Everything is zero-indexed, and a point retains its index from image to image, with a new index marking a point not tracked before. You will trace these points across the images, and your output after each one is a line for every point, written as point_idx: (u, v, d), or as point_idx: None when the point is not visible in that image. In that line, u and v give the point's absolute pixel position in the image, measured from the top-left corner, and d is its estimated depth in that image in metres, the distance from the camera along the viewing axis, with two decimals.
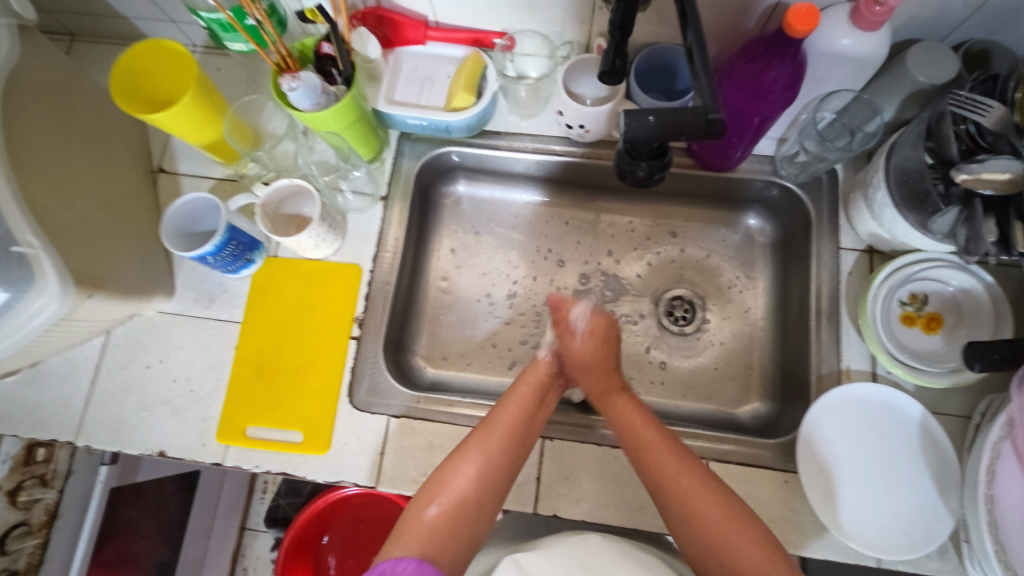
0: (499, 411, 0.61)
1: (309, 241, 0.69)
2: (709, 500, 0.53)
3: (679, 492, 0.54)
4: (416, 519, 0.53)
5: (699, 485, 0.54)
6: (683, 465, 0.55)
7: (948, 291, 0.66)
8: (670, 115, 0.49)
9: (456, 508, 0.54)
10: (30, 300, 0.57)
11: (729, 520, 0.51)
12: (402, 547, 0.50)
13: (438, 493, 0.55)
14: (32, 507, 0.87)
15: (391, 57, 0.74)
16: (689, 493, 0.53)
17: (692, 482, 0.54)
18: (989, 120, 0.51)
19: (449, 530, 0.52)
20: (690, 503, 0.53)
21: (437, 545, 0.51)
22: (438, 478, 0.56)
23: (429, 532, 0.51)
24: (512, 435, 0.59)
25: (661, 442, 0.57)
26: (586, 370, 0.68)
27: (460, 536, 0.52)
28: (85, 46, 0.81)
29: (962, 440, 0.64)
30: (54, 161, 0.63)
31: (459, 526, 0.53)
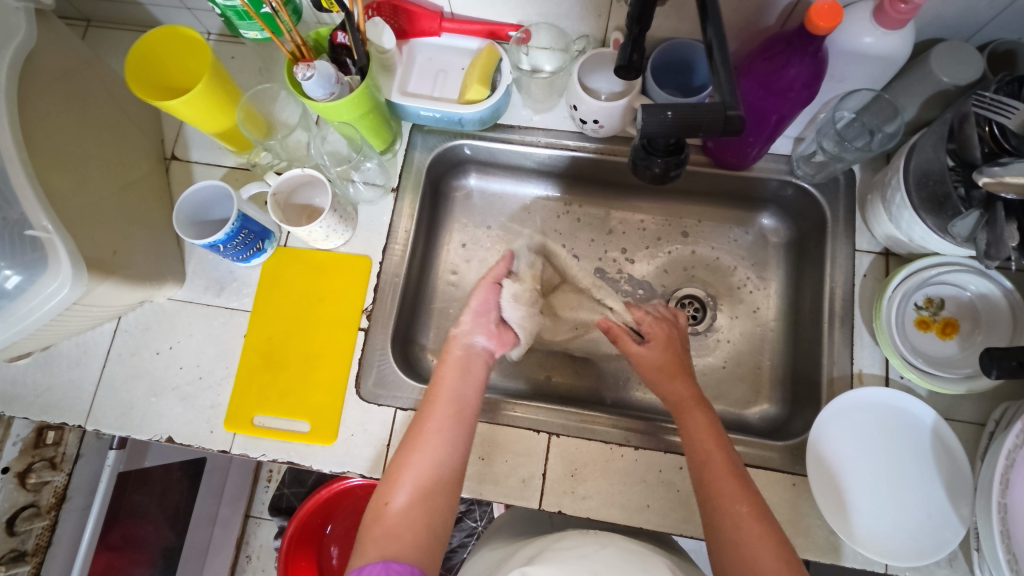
0: (434, 393, 0.61)
1: (319, 231, 0.69)
2: (755, 529, 0.51)
3: (728, 520, 0.52)
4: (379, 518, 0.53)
5: (755, 520, 0.51)
6: (743, 498, 0.52)
7: (965, 296, 0.65)
8: (688, 111, 0.48)
9: (415, 495, 0.54)
10: (43, 284, 0.57)
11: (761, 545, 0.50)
12: (367, 553, 0.50)
13: (394, 487, 0.55)
14: (42, 489, 0.87)
15: (404, 47, 0.74)
16: (738, 526, 0.51)
17: (748, 518, 0.51)
18: (1014, 121, 0.49)
19: (412, 518, 0.52)
20: (736, 538, 0.51)
21: (399, 540, 0.51)
22: (392, 471, 0.56)
23: (389, 529, 0.51)
24: (452, 414, 0.59)
25: (724, 469, 0.54)
26: (658, 375, 0.66)
27: (421, 528, 0.52)
28: (100, 32, 0.81)
29: (976, 448, 0.63)
30: (69, 146, 0.63)
31: (423, 510, 0.53)
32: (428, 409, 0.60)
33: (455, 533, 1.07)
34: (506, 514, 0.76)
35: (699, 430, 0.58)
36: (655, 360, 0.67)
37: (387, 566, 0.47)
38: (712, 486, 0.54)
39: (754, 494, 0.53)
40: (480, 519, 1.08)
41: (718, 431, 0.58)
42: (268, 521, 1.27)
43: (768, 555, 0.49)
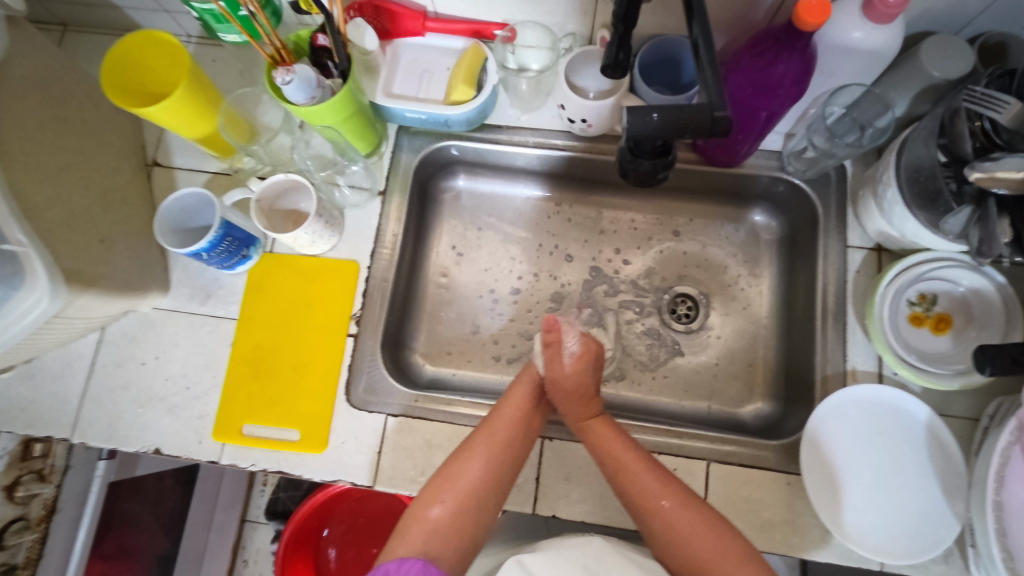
0: (501, 409, 0.61)
1: (305, 237, 0.68)
2: (694, 524, 0.53)
3: (661, 521, 0.54)
4: (422, 516, 0.53)
5: (683, 516, 0.54)
6: (664, 491, 0.55)
7: (958, 291, 0.64)
8: (674, 112, 0.47)
9: (462, 502, 0.54)
10: (19, 299, 0.56)
11: (701, 540, 0.53)
12: (408, 547, 0.51)
13: (443, 490, 0.55)
14: (30, 502, 0.86)
15: (388, 48, 0.72)
16: (671, 520, 0.54)
17: (680, 517, 0.54)
18: (1005, 116, 0.48)
19: (456, 527, 0.53)
20: (676, 538, 0.54)
21: (441, 545, 0.52)
22: (444, 474, 0.56)
23: (433, 532, 0.52)
24: (515, 434, 0.59)
25: (638, 468, 0.57)
26: (568, 395, 0.64)
27: (463, 534, 0.54)
28: (78, 36, 0.80)
29: (970, 443, 0.63)
30: (45, 154, 0.62)
31: (466, 521, 0.54)
32: (491, 425, 0.59)
33: None
34: (502, 517, 0.76)
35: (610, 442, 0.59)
36: (568, 380, 0.64)
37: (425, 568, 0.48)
38: (634, 487, 0.56)
39: (676, 486, 0.56)
40: None
41: (623, 436, 0.60)
42: (265, 525, 1.25)
43: (714, 552, 0.52)
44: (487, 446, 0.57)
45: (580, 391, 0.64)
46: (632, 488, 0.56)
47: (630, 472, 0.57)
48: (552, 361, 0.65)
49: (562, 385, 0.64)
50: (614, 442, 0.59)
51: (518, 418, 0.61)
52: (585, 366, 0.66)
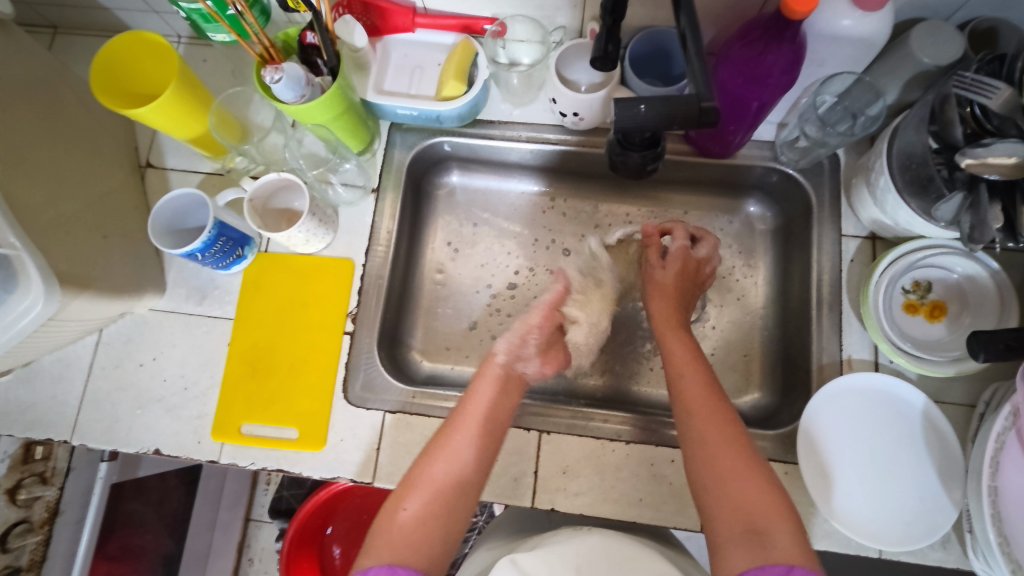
0: (463, 408, 0.61)
1: (299, 236, 0.68)
2: (727, 443, 0.53)
3: (700, 435, 0.55)
4: (390, 521, 0.53)
5: (721, 431, 0.54)
6: (715, 410, 0.56)
7: (952, 277, 0.64)
8: (663, 104, 0.47)
9: (430, 505, 0.54)
10: (14, 302, 0.55)
11: (731, 457, 0.52)
12: (375, 555, 0.50)
13: (406, 496, 0.55)
14: (33, 504, 0.86)
15: (378, 45, 0.72)
16: (711, 433, 0.54)
17: (719, 435, 0.54)
18: (995, 102, 0.48)
19: (424, 529, 0.52)
20: (708, 449, 0.54)
21: (411, 546, 0.51)
22: (408, 481, 0.56)
23: (401, 533, 0.51)
24: (473, 429, 0.59)
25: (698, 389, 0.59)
26: (660, 295, 0.71)
27: (433, 533, 0.52)
28: (68, 39, 0.79)
29: (966, 429, 0.63)
30: (37, 158, 0.62)
31: (433, 525, 0.53)
32: (451, 425, 0.59)
33: None
34: (501, 512, 0.76)
35: (679, 356, 0.63)
36: (668, 283, 0.71)
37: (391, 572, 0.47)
38: (686, 401, 0.59)
39: (724, 408, 0.57)
40: (480, 515, 1.07)
41: (697, 353, 0.63)
42: (269, 524, 1.26)
43: (740, 474, 0.51)
44: (451, 449, 0.57)
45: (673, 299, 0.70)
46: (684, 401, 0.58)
47: (690, 387, 0.59)
48: (654, 261, 0.73)
49: (661, 282, 0.71)
50: (688, 357, 0.63)
51: (479, 419, 0.60)
52: (682, 275, 0.72)
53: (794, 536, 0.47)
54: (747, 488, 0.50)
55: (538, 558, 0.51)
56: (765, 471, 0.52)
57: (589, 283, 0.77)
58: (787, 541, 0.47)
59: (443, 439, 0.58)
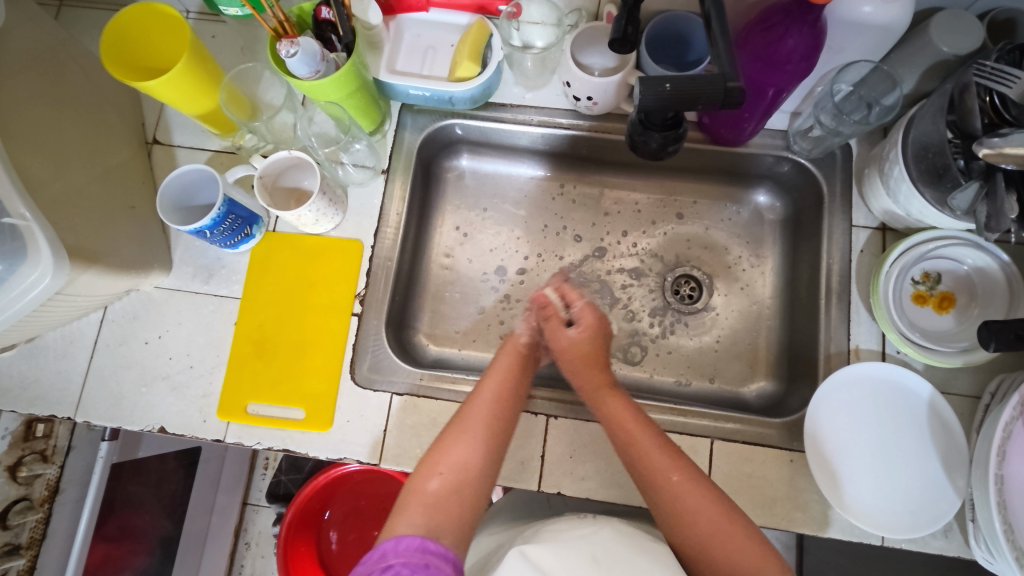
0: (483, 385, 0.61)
1: (309, 215, 0.67)
2: (707, 505, 0.53)
3: (670, 496, 0.54)
4: (419, 491, 0.52)
5: (695, 490, 0.53)
6: (674, 466, 0.55)
7: (962, 269, 0.65)
8: (686, 83, 0.47)
9: (462, 477, 0.53)
10: (24, 274, 0.55)
11: (712, 518, 0.52)
12: (409, 522, 0.48)
13: (437, 465, 0.54)
14: (33, 482, 0.86)
15: (392, 24, 0.72)
16: (678, 498, 0.53)
17: (689, 496, 0.53)
18: (1015, 91, 0.49)
19: (456, 499, 0.52)
20: (683, 515, 0.53)
21: (443, 514, 0.50)
22: (435, 452, 0.55)
23: (433, 503, 0.51)
24: (497, 402, 0.60)
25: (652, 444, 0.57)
26: (577, 366, 0.66)
27: (465, 505, 0.52)
28: (75, 11, 0.78)
29: (971, 420, 0.63)
30: (45, 130, 0.61)
31: (464, 495, 0.52)
32: (477, 397, 0.60)
33: None
34: (504, 496, 0.76)
35: (618, 418, 0.59)
36: (579, 350, 0.67)
37: (423, 546, 0.45)
38: (643, 465, 0.56)
39: (683, 462, 0.56)
40: None
41: (637, 411, 0.60)
42: (266, 508, 1.27)
43: (722, 524, 0.51)
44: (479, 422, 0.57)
45: (592, 361, 0.66)
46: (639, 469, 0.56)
47: (643, 450, 0.57)
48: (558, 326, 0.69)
49: (569, 351, 0.67)
50: (631, 421, 0.59)
51: (501, 396, 0.61)
52: (591, 334, 0.68)
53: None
54: (736, 550, 0.50)
55: (549, 550, 0.50)
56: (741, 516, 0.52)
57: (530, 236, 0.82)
58: None
59: (469, 412, 0.58)
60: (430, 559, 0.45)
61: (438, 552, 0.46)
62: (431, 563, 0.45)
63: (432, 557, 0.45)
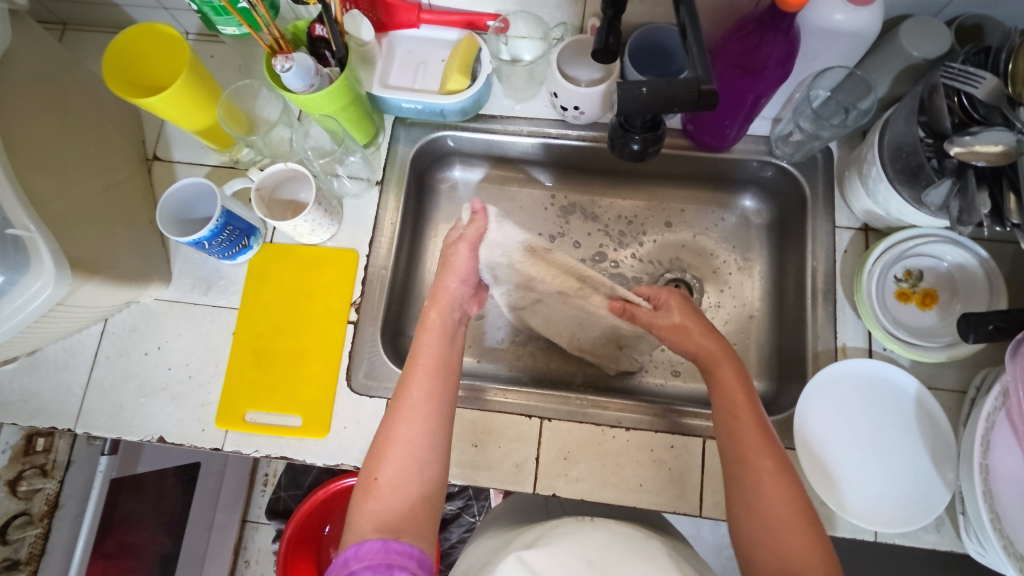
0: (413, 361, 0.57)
1: (305, 225, 0.69)
2: (787, 499, 0.48)
3: (755, 483, 0.49)
4: (366, 491, 0.50)
5: (779, 485, 0.49)
6: (768, 450, 0.51)
7: (943, 266, 0.66)
8: (662, 86, 0.49)
9: (404, 466, 0.50)
10: (25, 285, 0.56)
11: (790, 510, 0.48)
12: (360, 528, 0.47)
13: (379, 461, 0.51)
14: (33, 497, 0.86)
15: (384, 40, 0.74)
16: (759, 481, 0.49)
17: (772, 481, 0.49)
18: (981, 91, 0.51)
19: (403, 494, 0.49)
20: (759, 502, 0.49)
21: (396, 515, 0.48)
22: (375, 447, 0.52)
23: (383, 502, 0.48)
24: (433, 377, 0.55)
25: (751, 424, 0.52)
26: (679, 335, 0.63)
27: (414, 498, 0.49)
28: (77, 34, 0.81)
29: (958, 414, 0.64)
30: (49, 147, 0.63)
31: (413, 486, 0.50)
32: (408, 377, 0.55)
33: (455, 528, 1.09)
34: (501, 502, 0.75)
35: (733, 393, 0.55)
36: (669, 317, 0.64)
37: (385, 546, 0.45)
38: (743, 445, 0.51)
39: (778, 454, 0.51)
40: (477, 513, 1.09)
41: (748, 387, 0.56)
42: (265, 525, 1.28)
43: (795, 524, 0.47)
44: (406, 413, 0.53)
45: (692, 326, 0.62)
46: (737, 443, 0.52)
47: (746, 428, 0.52)
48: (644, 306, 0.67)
49: (661, 323, 0.64)
50: (740, 396, 0.55)
51: (431, 372, 0.56)
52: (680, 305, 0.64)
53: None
54: (793, 537, 0.47)
55: (547, 554, 0.48)
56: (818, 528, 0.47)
57: None
58: None
59: (401, 398, 0.54)
60: (392, 559, 0.44)
61: (401, 551, 0.45)
62: (394, 563, 0.44)
63: (395, 557, 0.44)
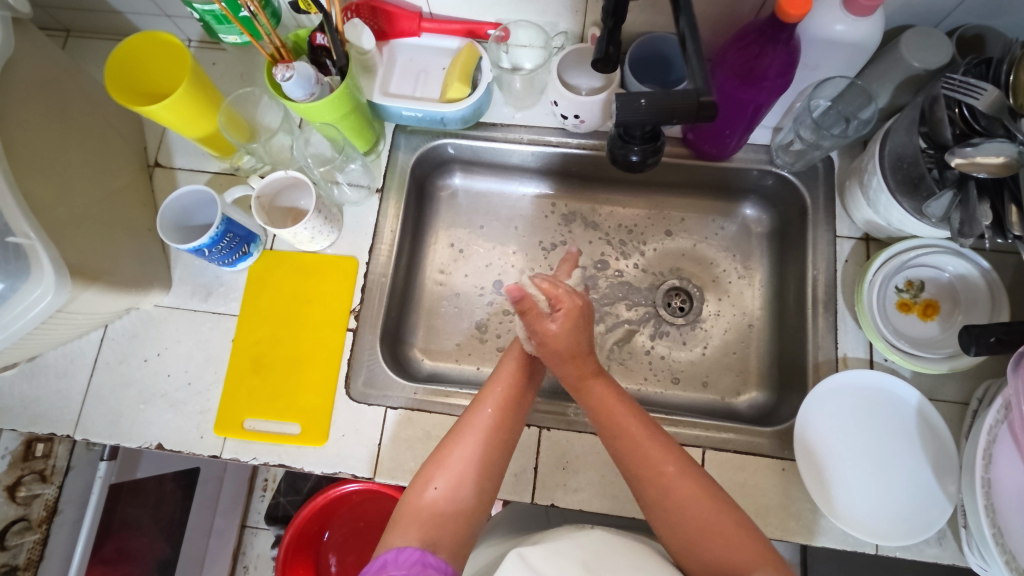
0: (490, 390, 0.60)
1: (305, 233, 0.69)
2: (698, 499, 0.51)
3: (664, 491, 0.52)
4: (419, 498, 0.52)
5: (684, 484, 0.52)
6: (667, 457, 0.53)
7: (944, 277, 0.66)
8: (663, 98, 0.49)
9: (459, 483, 0.52)
10: (26, 292, 0.56)
11: (703, 506, 0.50)
12: (406, 534, 0.48)
13: (437, 474, 0.53)
14: (32, 502, 0.86)
15: (385, 48, 0.74)
16: (670, 489, 0.52)
17: (680, 489, 0.52)
18: (983, 103, 0.50)
19: (453, 513, 0.51)
20: (670, 506, 0.51)
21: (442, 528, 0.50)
22: (436, 459, 0.54)
23: (432, 515, 0.50)
24: (503, 412, 0.58)
25: (637, 434, 0.55)
26: (559, 356, 0.60)
27: (462, 520, 0.51)
28: (80, 41, 0.82)
29: (960, 426, 0.64)
30: (50, 154, 0.63)
31: (462, 510, 0.52)
32: (478, 407, 0.58)
33: None
34: (500, 510, 0.75)
35: (624, 419, 0.56)
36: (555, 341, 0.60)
37: (423, 558, 0.46)
38: (636, 457, 0.54)
39: (676, 456, 0.54)
40: None
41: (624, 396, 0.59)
42: (265, 531, 1.27)
43: (707, 521, 0.50)
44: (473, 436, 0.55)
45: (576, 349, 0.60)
46: (632, 459, 0.54)
47: (636, 441, 0.55)
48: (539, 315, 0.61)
49: (549, 342, 0.60)
50: (630, 418, 0.56)
51: (507, 404, 0.59)
52: (571, 325, 0.60)
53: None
54: (722, 540, 0.49)
55: (542, 552, 0.49)
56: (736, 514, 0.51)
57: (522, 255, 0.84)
58: None
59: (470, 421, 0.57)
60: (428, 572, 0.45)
61: (437, 566, 0.46)
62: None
63: (431, 570, 0.45)
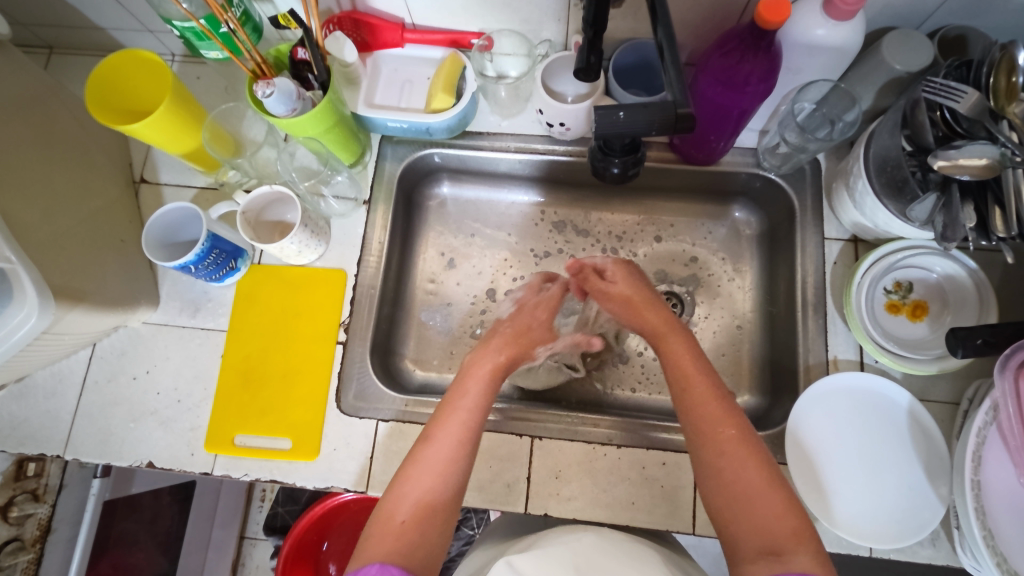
0: (442, 409, 0.58)
1: (292, 247, 0.69)
2: (749, 462, 0.51)
3: (722, 454, 0.51)
4: (381, 530, 0.50)
5: (746, 450, 0.51)
6: (728, 419, 0.53)
7: (932, 277, 0.66)
8: (641, 111, 0.49)
9: (424, 515, 0.51)
10: (10, 315, 0.56)
11: (754, 473, 0.50)
12: (370, 561, 0.47)
13: (397, 503, 0.51)
14: (25, 522, 0.85)
15: (368, 60, 0.74)
16: (727, 448, 0.51)
17: (736, 450, 0.51)
18: (963, 106, 0.50)
19: (418, 537, 0.50)
20: (727, 470, 0.51)
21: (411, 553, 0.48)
22: (394, 487, 0.53)
23: (397, 543, 0.49)
24: (460, 428, 0.56)
25: (705, 393, 0.55)
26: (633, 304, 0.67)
27: (428, 541, 0.50)
28: (63, 58, 0.81)
29: (951, 427, 0.64)
30: (34, 175, 0.63)
31: (427, 530, 0.50)
32: (436, 423, 0.56)
33: (453, 542, 1.08)
34: (498, 516, 0.75)
35: (698, 386, 0.56)
36: (615, 293, 0.69)
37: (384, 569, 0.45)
38: (698, 415, 0.54)
39: (733, 414, 0.54)
40: (476, 526, 1.07)
41: (698, 355, 0.59)
42: (264, 541, 1.27)
43: (765, 490, 0.49)
44: (434, 457, 0.53)
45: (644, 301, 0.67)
46: (694, 412, 0.55)
47: (698, 395, 0.55)
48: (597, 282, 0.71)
49: (614, 295, 0.69)
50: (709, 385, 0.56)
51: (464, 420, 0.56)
52: (625, 279, 0.70)
53: (817, 559, 0.45)
54: (769, 504, 0.48)
55: (534, 559, 0.49)
56: (784, 484, 0.50)
57: (513, 262, 0.84)
58: (811, 558, 0.45)
59: (423, 446, 0.54)
60: None
61: None
62: None
63: None
